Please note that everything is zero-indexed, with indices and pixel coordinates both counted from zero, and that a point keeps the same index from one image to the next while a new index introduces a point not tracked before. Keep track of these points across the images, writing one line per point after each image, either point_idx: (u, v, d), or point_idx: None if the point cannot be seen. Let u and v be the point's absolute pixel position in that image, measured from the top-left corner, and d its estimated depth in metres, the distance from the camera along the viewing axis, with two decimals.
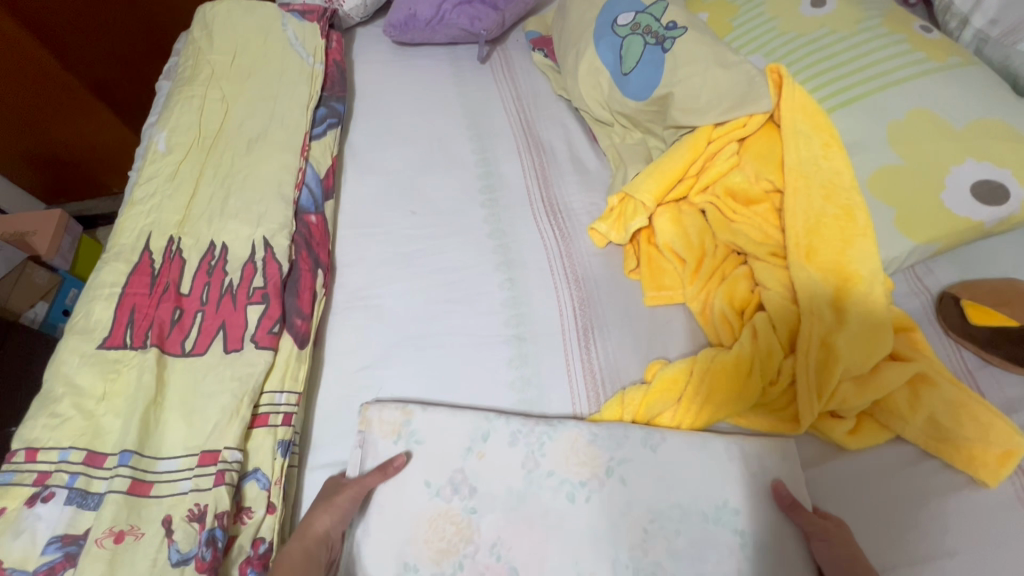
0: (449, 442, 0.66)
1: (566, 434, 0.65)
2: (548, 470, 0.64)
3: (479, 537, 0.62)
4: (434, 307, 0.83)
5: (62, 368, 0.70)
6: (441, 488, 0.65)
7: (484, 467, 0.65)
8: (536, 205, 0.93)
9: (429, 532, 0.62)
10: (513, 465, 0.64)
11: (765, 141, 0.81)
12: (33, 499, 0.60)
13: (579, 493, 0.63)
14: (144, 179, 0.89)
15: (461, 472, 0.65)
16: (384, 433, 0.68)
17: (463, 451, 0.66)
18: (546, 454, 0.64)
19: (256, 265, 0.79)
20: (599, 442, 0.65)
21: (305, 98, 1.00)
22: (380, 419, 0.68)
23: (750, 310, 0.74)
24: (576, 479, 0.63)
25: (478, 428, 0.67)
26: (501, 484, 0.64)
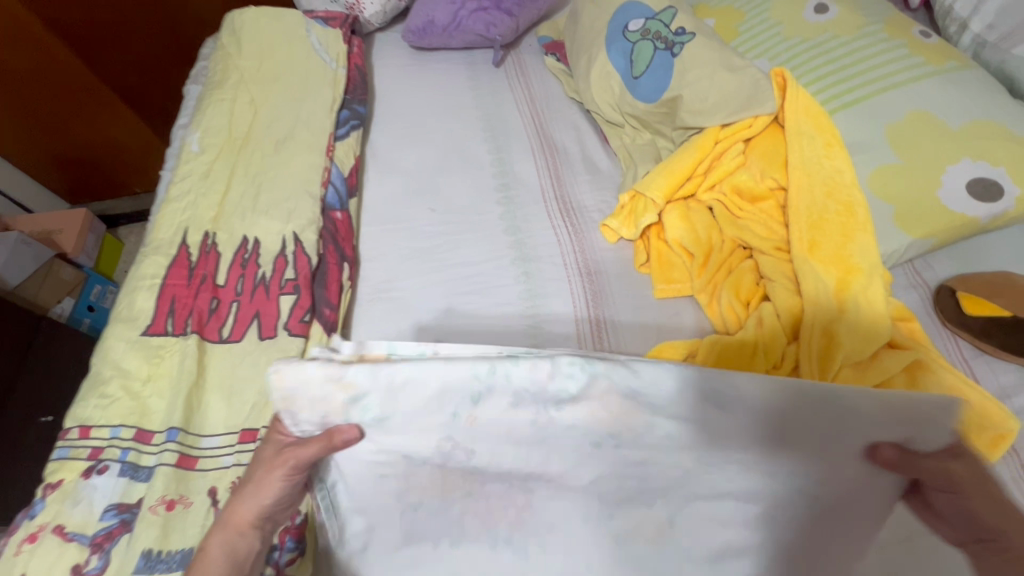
0: (416, 418, 0.47)
1: (593, 394, 0.45)
2: (567, 425, 0.47)
3: (484, 476, 0.52)
4: (453, 299, 0.88)
5: (110, 353, 0.75)
6: (424, 459, 0.50)
7: (475, 434, 0.47)
8: (550, 202, 0.97)
9: (427, 482, 0.52)
10: (519, 422, 0.47)
11: (770, 141, 0.85)
12: (89, 471, 0.65)
13: (607, 443, 0.48)
14: (178, 178, 0.94)
15: (451, 440, 0.48)
16: (320, 409, 0.46)
17: (447, 419, 0.47)
18: (562, 409, 0.46)
19: (287, 258, 0.84)
20: (638, 401, 0.46)
21: (329, 101, 1.05)
22: (306, 396, 0.45)
23: (755, 301, 0.78)
24: (605, 432, 0.47)
25: (469, 388, 0.45)
26: (506, 437, 0.48)
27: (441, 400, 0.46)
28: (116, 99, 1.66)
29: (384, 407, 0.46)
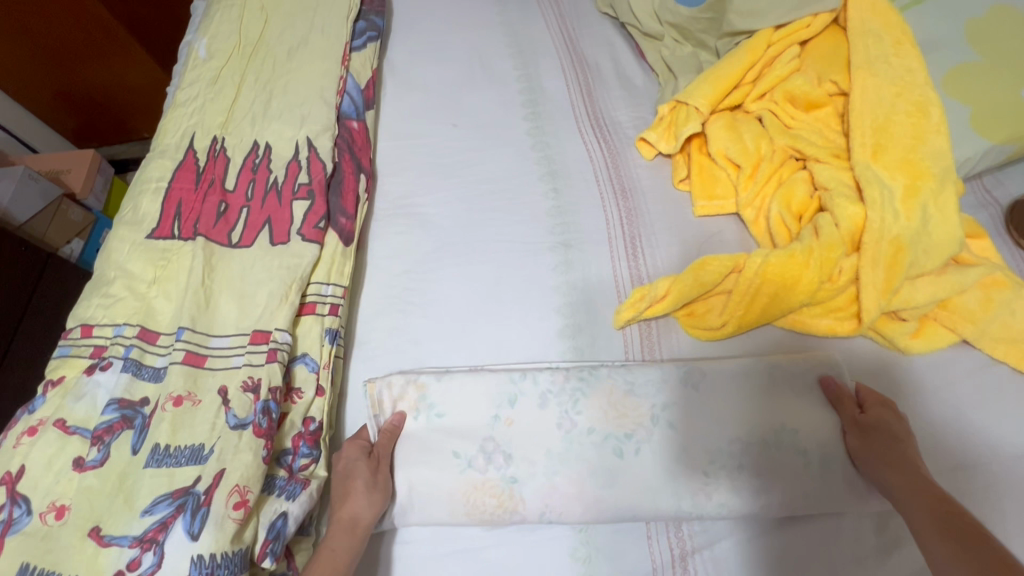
0: (473, 408, 0.64)
1: (602, 387, 0.64)
2: (588, 428, 0.62)
3: (524, 507, 0.60)
4: (477, 216, 0.82)
5: (113, 256, 0.70)
6: (472, 458, 0.62)
7: (515, 433, 0.63)
8: (581, 119, 0.90)
9: (467, 506, 0.61)
10: (549, 427, 0.63)
11: (828, 44, 0.77)
12: (91, 368, 0.60)
13: (627, 448, 0.61)
14: (186, 83, 0.88)
15: (493, 440, 0.63)
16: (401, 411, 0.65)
17: (490, 420, 0.63)
18: (582, 412, 0.63)
19: (300, 163, 0.78)
20: (638, 392, 0.63)
21: (344, 10, 0.97)
22: (391, 397, 0.65)
23: (809, 213, 0.71)
24: (622, 433, 0.61)
25: (504, 392, 0.65)
26: (538, 449, 0.62)
27: (489, 400, 0.64)
28: (125, 33, 1.59)
29: (443, 403, 0.64)
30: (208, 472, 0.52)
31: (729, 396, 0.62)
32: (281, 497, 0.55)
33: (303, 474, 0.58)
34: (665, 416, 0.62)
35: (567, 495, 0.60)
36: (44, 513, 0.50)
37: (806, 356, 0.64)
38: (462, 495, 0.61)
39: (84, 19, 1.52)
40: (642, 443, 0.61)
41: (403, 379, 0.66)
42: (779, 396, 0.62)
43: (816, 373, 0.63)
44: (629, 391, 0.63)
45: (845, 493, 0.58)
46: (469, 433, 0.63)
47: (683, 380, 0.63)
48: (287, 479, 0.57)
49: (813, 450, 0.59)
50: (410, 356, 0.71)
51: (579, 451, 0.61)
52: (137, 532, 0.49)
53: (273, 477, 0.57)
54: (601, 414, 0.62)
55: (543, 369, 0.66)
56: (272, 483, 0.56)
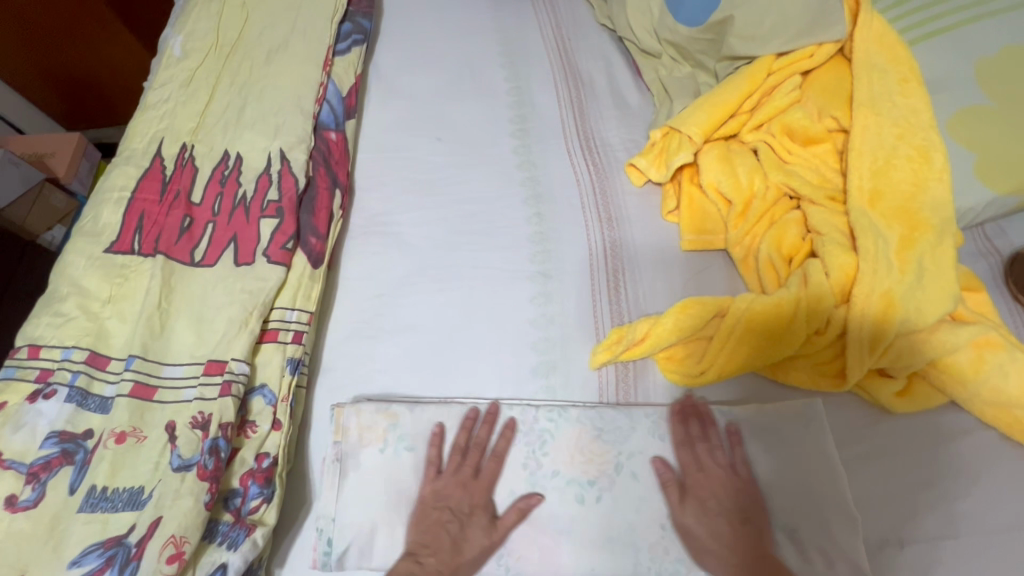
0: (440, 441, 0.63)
1: (569, 431, 0.62)
2: (552, 471, 0.61)
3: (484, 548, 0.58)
4: (455, 238, 0.79)
5: (68, 269, 0.67)
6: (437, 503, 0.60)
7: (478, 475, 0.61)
8: (571, 139, 0.87)
9: None
10: (513, 467, 0.61)
11: (832, 76, 0.73)
12: (34, 396, 0.57)
13: (590, 495, 0.59)
14: (158, 84, 0.84)
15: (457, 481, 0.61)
16: (367, 442, 0.62)
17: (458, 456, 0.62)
18: (548, 453, 0.61)
19: (272, 178, 0.75)
20: (604, 437, 0.61)
21: (330, 10, 0.93)
22: (359, 425, 0.63)
23: (799, 257, 0.68)
24: (585, 478, 0.60)
25: (473, 428, 0.63)
26: (502, 489, 0.60)
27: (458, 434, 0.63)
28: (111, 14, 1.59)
29: (414, 436, 0.63)
30: (143, 520, 0.49)
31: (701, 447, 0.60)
32: (223, 546, 0.53)
33: (252, 517, 0.55)
34: (631, 464, 0.60)
35: (526, 539, 0.58)
36: None
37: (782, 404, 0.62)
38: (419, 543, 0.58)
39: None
40: (604, 491, 0.59)
41: (372, 407, 0.64)
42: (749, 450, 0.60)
43: (792, 429, 0.60)
44: (596, 437, 0.61)
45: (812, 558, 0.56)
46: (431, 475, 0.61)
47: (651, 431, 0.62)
48: (232, 524, 0.54)
49: (775, 507, 0.57)
50: (375, 386, 0.68)
51: (541, 494, 0.60)
52: None
53: (216, 522, 0.54)
54: (569, 459, 0.61)
55: (514, 406, 0.64)
56: (215, 529, 0.54)
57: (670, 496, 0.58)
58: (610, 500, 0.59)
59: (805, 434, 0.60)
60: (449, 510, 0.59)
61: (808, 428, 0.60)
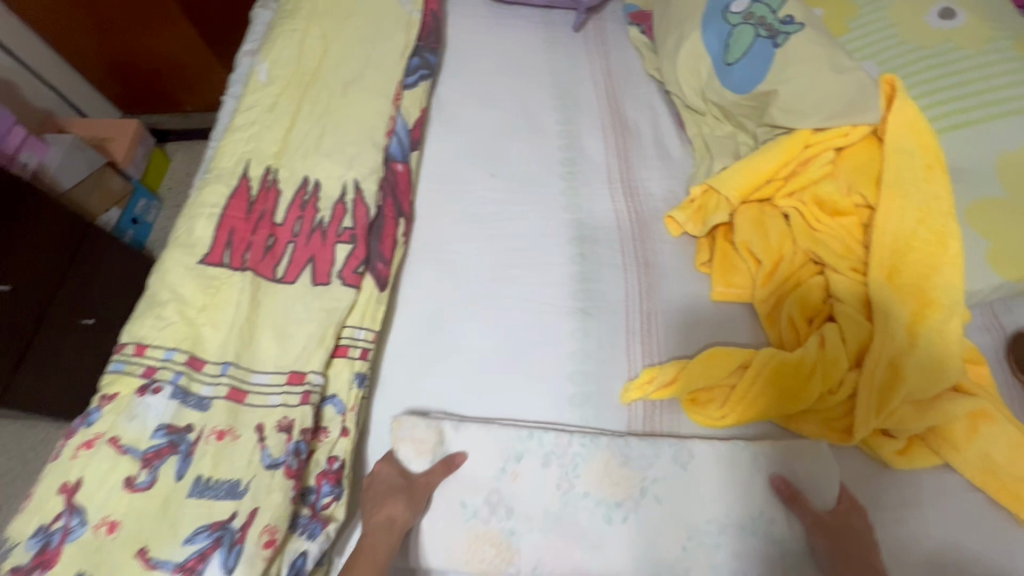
0: (485, 459, 0.70)
1: (600, 456, 0.69)
2: (583, 492, 0.69)
3: (518, 558, 0.67)
4: (504, 271, 0.87)
5: (167, 277, 0.76)
6: (477, 509, 0.69)
7: (518, 488, 0.69)
8: (615, 184, 0.94)
9: (470, 553, 0.67)
10: (548, 485, 0.69)
11: (864, 154, 0.79)
12: (144, 389, 0.66)
13: (616, 515, 0.68)
14: (245, 107, 0.93)
15: (498, 492, 0.69)
16: (418, 452, 0.71)
17: (498, 472, 0.70)
18: (579, 475, 0.69)
19: (346, 206, 0.83)
20: (632, 469, 0.69)
21: (401, 46, 1.01)
22: (413, 438, 0.71)
23: (819, 319, 0.75)
24: (611, 499, 0.68)
25: (512, 447, 0.71)
26: (538, 506, 0.68)
27: (499, 453, 0.70)
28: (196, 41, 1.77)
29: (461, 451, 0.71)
30: (242, 509, 0.59)
31: (721, 484, 0.68)
32: (303, 536, 0.62)
33: (325, 512, 0.65)
34: (653, 488, 0.68)
35: (558, 547, 0.67)
36: (97, 526, 0.57)
37: (794, 444, 0.69)
38: (463, 547, 0.67)
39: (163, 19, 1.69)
40: (629, 511, 0.68)
41: (426, 422, 0.72)
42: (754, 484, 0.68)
43: (803, 465, 0.68)
44: (622, 464, 0.69)
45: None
46: (475, 484, 0.70)
47: (672, 461, 0.69)
48: (309, 517, 0.64)
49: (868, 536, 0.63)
50: (428, 400, 0.77)
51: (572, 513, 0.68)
52: (179, 559, 0.56)
53: (297, 515, 0.64)
54: (597, 481, 0.69)
55: (550, 429, 0.72)
56: (296, 521, 0.63)
57: (801, 504, 0.65)
58: (631, 518, 0.67)
59: (816, 468, 0.67)
60: (376, 481, 0.68)
61: (815, 462, 0.67)
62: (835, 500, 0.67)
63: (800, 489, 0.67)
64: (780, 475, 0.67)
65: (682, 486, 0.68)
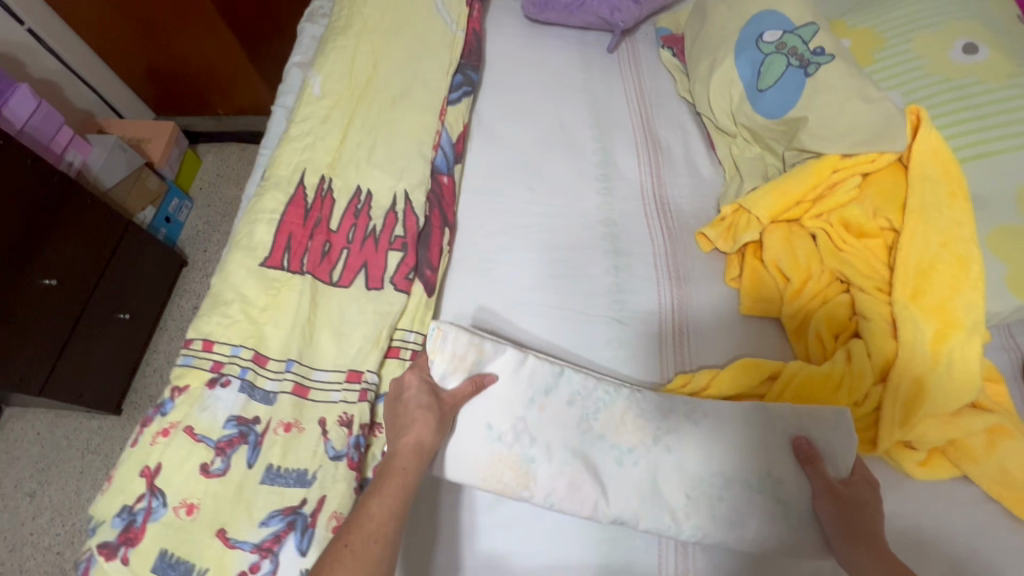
0: (516, 387, 0.74)
1: (617, 405, 0.74)
2: (600, 434, 0.73)
3: (534, 485, 0.70)
4: (542, 280, 0.91)
5: (231, 277, 0.81)
6: (503, 433, 0.72)
7: (544, 420, 0.73)
8: (648, 201, 0.99)
9: (489, 471, 0.70)
10: (570, 424, 0.73)
11: (890, 179, 0.84)
12: (213, 382, 0.71)
13: (626, 459, 0.71)
14: (300, 118, 0.98)
15: (524, 421, 0.73)
16: (456, 365, 0.73)
17: (526, 401, 0.73)
18: (599, 419, 0.73)
19: (397, 215, 0.88)
20: None
21: (446, 64, 1.06)
22: (454, 351, 0.73)
23: (845, 335, 0.79)
24: (625, 445, 0.72)
25: (543, 382, 0.74)
26: (560, 437, 0.72)
27: (528, 384, 0.74)
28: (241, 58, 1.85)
29: (496, 369, 0.74)
30: (311, 497, 0.63)
31: (738, 440, 0.72)
32: None
33: None
34: (666, 437, 0.72)
35: (573, 481, 0.70)
36: (177, 508, 0.62)
37: (815, 409, 0.71)
38: (486, 464, 0.70)
39: (211, 36, 1.77)
40: (640, 456, 0.72)
41: (468, 339, 0.74)
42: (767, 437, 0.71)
43: (820, 431, 0.70)
44: (639, 414, 0.73)
45: (812, 545, 0.67)
46: (504, 410, 0.73)
47: (686, 413, 0.73)
48: None
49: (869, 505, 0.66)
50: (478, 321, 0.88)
51: None
52: (256, 540, 0.61)
53: None
54: (614, 428, 0.73)
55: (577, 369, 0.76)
56: None
57: (815, 469, 0.68)
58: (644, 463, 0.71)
59: (833, 435, 0.70)
60: (408, 394, 0.70)
61: (835, 428, 0.70)
62: (847, 470, 0.69)
63: (818, 453, 0.69)
64: (806, 436, 0.70)
65: (695, 436, 0.72)
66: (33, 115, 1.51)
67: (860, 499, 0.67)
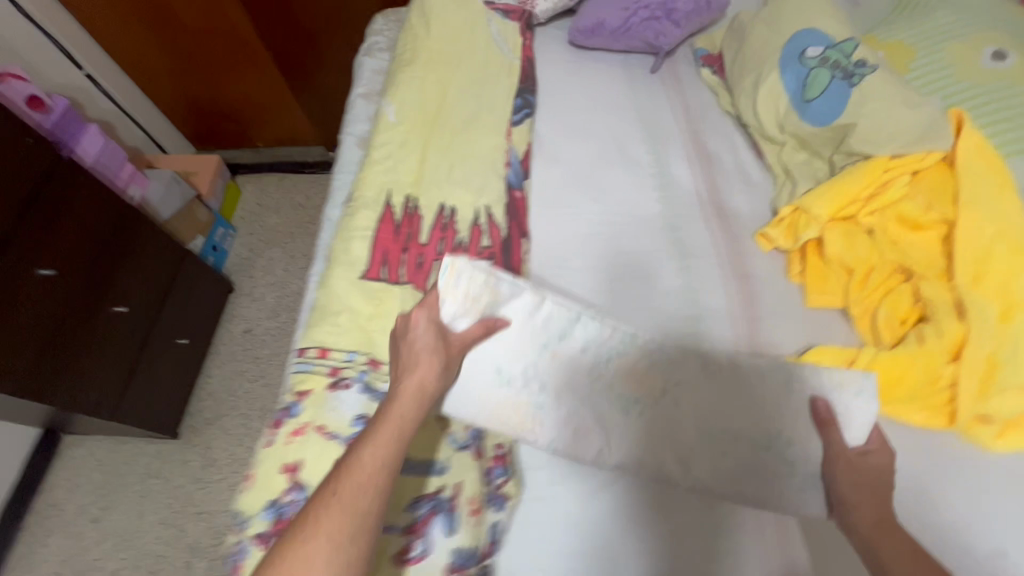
0: (527, 339, 0.83)
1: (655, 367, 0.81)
2: (607, 382, 0.84)
3: (536, 425, 0.82)
4: (615, 282, 0.97)
5: (336, 290, 0.87)
6: (511, 378, 0.82)
7: (551, 365, 0.83)
8: (706, 206, 1.06)
9: (494, 408, 0.81)
10: (579, 371, 0.84)
11: (938, 176, 0.90)
12: (335, 385, 0.77)
13: (631, 408, 0.82)
14: (380, 144, 1.05)
15: (533, 368, 0.83)
16: (468, 307, 0.80)
17: (539, 348, 0.83)
18: (608, 366, 0.84)
19: (482, 229, 0.95)
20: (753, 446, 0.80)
21: (507, 90, 1.15)
22: (467, 294, 0.80)
23: (912, 320, 0.85)
24: (630, 396, 0.83)
25: (554, 331, 0.83)
26: (561, 380, 0.84)
27: (542, 332, 0.83)
28: (286, 94, 1.93)
29: (506, 312, 0.82)
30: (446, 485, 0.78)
31: (759, 408, 0.81)
32: (493, 509, 0.77)
33: (503, 489, 0.78)
34: (673, 390, 0.83)
35: (574, 428, 0.81)
36: None
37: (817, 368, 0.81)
38: (491, 404, 0.81)
39: (261, 74, 1.86)
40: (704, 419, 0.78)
41: (482, 282, 0.80)
42: (790, 400, 0.81)
43: (839, 398, 0.78)
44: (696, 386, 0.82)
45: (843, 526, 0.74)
46: (514, 357, 0.83)
47: (702, 366, 0.83)
48: (493, 492, 0.77)
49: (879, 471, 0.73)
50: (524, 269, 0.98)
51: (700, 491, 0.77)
52: (404, 523, 0.75)
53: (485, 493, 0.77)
54: (625, 373, 0.83)
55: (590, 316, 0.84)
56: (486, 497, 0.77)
57: (830, 434, 0.77)
58: (646, 408, 0.82)
59: (850, 401, 0.78)
60: (417, 335, 0.75)
61: (855, 396, 0.78)
62: (862, 438, 0.76)
63: (834, 419, 0.77)
64: (824, 401, 0.78)
65: (701, 382, 0.83)
66: (101, 154, 1.60)
67: (874, 466, 0.74)
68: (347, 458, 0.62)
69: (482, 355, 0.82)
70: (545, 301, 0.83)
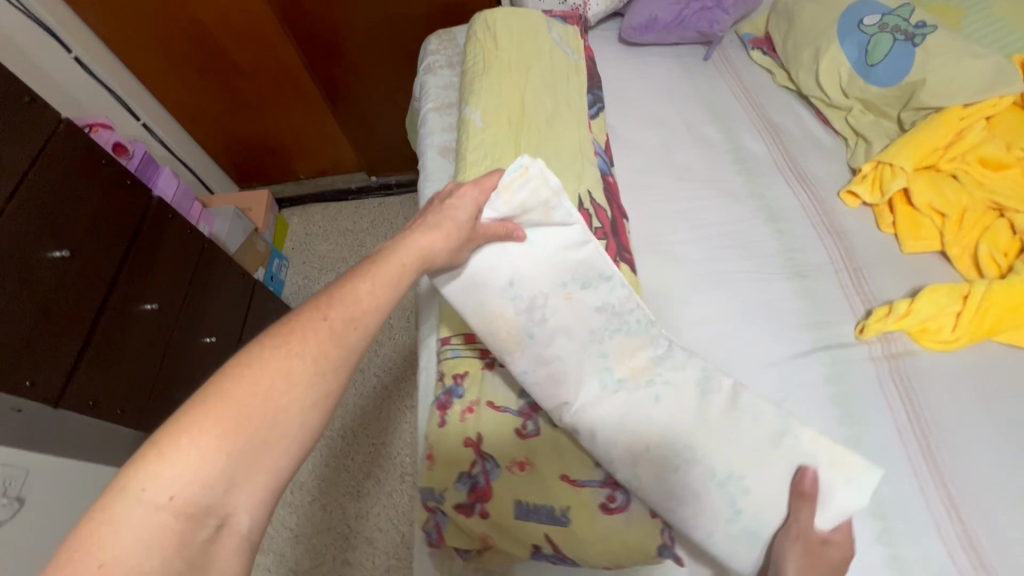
0: (549, 272, 0.75)
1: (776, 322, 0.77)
2: (602, 351, 0.77)
3: (520, 354, 0.76)
4: (715, 251, 1.02)
5: None
6: (520, 297, 0.75)
7: (565, 307, 0.76)
8: (786, 173, 1.12)
9: (489, 310, 0.75)
10: (589, 324, 0.77)
11: (1012, 119, 0.99)
12: (491, 365, 0.84)
13: (608, 387, 0.76)
14: (472, 147, 1.11)
15: (544, 301, 0.75)
16: (510, 205, 0.73)
17: (560, 283, 0.76)
18: (610, 339, 0.77)
19: (589, 212, 0.99)
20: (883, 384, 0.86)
21: (580, 87, 1.22)
22: (516, 195, 0.72)
23: (1014, 252, 0.91)
24: (619, 375, 0.76)
25: (585, 276, 0.76)
26: (571, 327, 0.76)
27: (568, 271, 0.76)
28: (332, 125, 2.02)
29: (538, 235, 0.75)
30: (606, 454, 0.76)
31: (750, 457, 0.71)
32: None
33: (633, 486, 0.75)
34: (659, 378, 0.76)
35: (557, 381, 0.75)
36: (511, 466, 0.74)
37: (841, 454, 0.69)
38: (490, 308, 0.75)
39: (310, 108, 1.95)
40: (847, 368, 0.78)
41: (538, 201, 0.73)
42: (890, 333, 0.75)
43: (832, 474, 0.69)
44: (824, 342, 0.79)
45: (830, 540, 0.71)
46: (536, 283, 0.75)
47: (697, 382, 0.76)
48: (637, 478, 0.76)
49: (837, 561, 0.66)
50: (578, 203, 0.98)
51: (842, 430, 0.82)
52: (599, 478, 0.74)
53: None
54: (619, 351, 0.77)
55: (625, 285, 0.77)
56: None
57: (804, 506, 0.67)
58: (629, 394, 0.75)
59: (840, 484, 0.68)
60: (456, 204, 0.71)
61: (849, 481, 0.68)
62: (830, 526, 0.68)
63: (816, 494, 0.68)
64: (813, 471, 0.68)
65: (688, 401, 0.74)
66: (175, 195, 1.68)
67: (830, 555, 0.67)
68: (341, 294, 0.58)
69: (495, 259, 0.74)
70: (593, 241, 0.75)
